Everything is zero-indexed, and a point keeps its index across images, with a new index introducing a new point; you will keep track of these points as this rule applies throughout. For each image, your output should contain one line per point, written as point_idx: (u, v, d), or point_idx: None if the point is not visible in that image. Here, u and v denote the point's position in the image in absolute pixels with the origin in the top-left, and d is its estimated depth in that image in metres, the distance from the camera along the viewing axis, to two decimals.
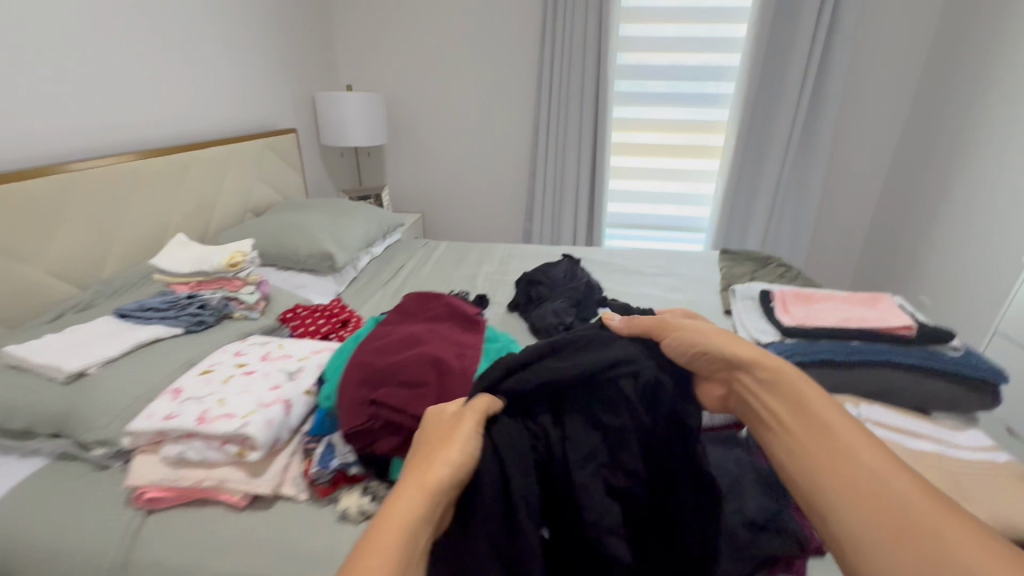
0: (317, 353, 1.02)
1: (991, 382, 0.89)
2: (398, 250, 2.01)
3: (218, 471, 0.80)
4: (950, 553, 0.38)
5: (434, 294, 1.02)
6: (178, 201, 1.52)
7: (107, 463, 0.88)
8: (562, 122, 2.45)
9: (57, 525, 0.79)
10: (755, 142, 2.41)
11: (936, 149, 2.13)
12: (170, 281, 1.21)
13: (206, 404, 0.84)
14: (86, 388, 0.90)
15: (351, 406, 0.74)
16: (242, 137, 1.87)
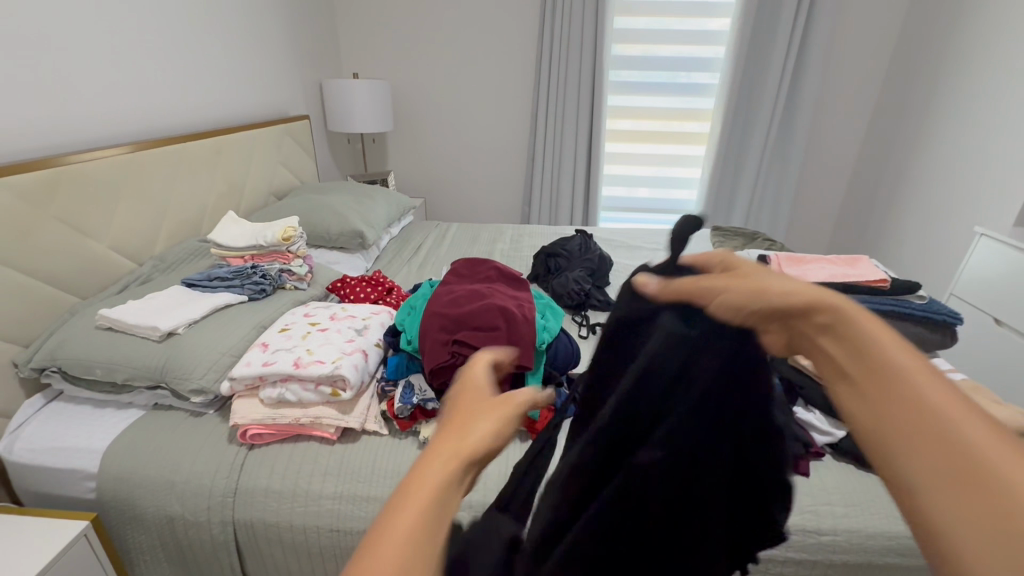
0: (376, 314, 1.15)
1: (951, 323, 1.09)
2: (413, 230, 2.12)
3: (313, 409, 0.93)
4: (964, 440, 0.25)
5: (480, 260, 1.16)
6: (214, 183, 1.61)
7: (202, 411, 1.00)
8: (561, 109, 2.58)
9: (170, 461, 0.90)
10: (740, 128, 2.59)
11: (902, 135, 2.35)
12: (225, 255, 1.32)
13: (295, 354, 0.96)
14: (179, 345, 1.00)
15: (435, 347, 0.88)
16: (262, 123, 1.95)
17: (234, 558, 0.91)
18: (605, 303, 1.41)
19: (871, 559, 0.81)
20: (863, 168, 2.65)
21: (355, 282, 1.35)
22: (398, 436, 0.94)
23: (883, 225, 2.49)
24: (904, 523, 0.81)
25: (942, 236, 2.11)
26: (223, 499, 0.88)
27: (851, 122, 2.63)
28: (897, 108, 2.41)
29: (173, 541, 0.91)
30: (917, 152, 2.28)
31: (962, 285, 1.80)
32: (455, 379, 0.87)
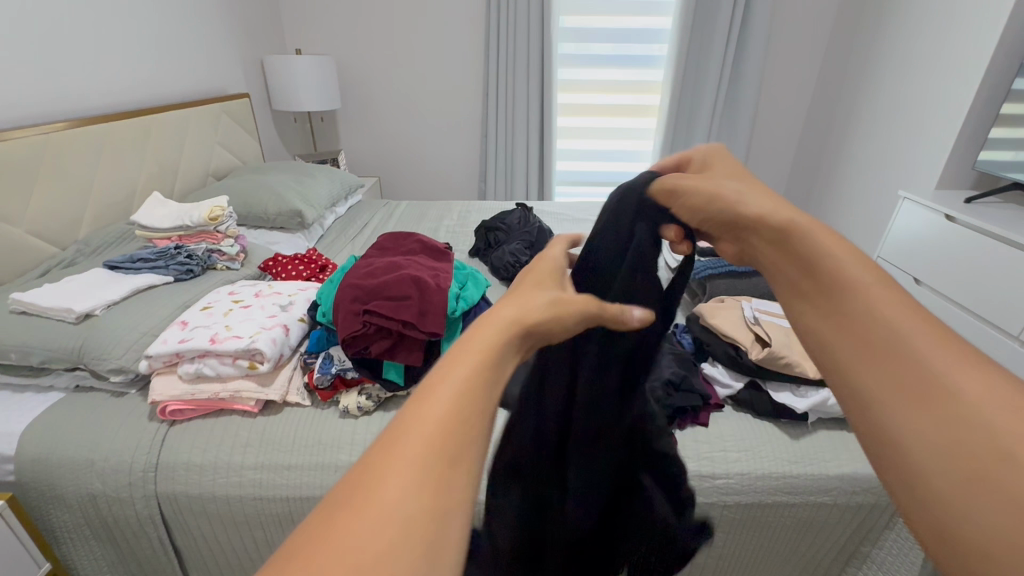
0: (303, 290, 1.16)
1: None
2: (361, 209, 2.12)
3: (232, 383, 0.95)
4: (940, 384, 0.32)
5: (406, 234, 1.20)
6: (143, 164, 1.57)
7: (125, 391, 1.00)
8: (512, 83, 2.57)
9: (90, 440, 0.91)
10: (688, 100, 2.63)
11: (843, 104, 2.42)
12: (152, 236, 1.31)
13: (213, 330, 0.98)
14: (97, 326, 0.99)
15: (346, 317, 0.91)
16: (197, 102, 1.89)
17: (161, 530, 0.93)
18: None
19: (759, 498, 0.88)
20: (807, 138, 2.72)
21: (288, 260, 1.36)
22: (321, 407, 0.97)
23: (825, 193, 2.57)
24: (788, 464, 0.88)
25: (875, 202, 2.19)
26: (143, 474, 0.89)
27: (796, 93, 2.68)
28: (838, 78, 2.47)
29: (97, 517, 0.92)
30: (855, 120, 2.35)
31: (888, 248, 1.89)
32: (366, 348, 0.91)
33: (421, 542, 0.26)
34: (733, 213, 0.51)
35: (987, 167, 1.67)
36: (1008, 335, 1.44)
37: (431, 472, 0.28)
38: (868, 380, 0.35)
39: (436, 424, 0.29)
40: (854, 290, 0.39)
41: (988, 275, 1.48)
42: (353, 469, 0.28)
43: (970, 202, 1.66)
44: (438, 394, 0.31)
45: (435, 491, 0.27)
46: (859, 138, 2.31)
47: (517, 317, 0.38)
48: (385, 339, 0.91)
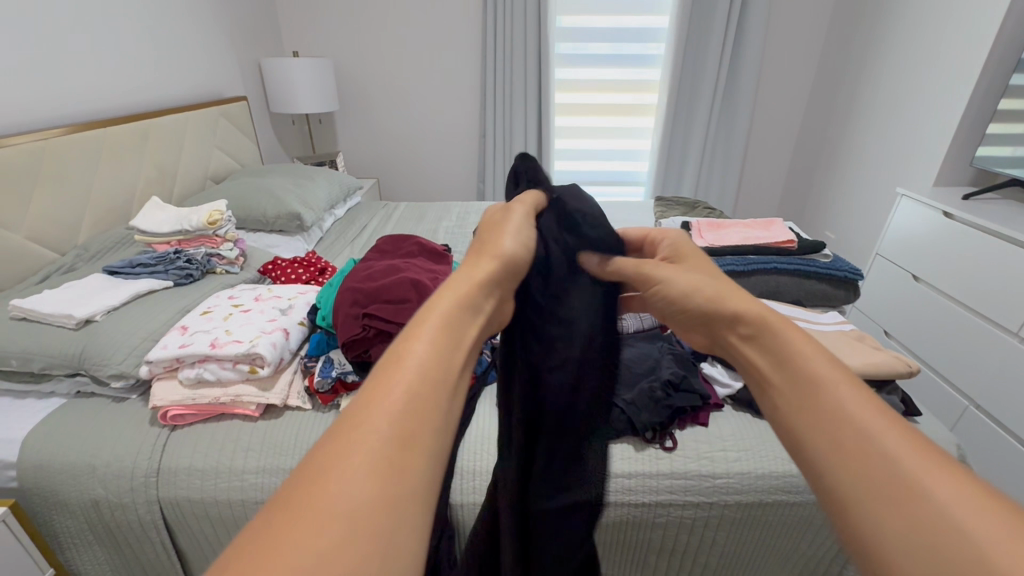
0: (302, 294, 1.16)
1: (852, 279, 1.17)
2: (360, 211, 2.12)
3: (233, 388, 0.95)
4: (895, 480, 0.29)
5: (405, 237, 1.21)
6: (141, 169, 1.57)
7: (126, 396, 1.00)
8: (509, 84, 2.57)
9: (91, 446, 0.91)
10: (685, 99, 2.63)
11: (841, 102, 2.42)
12: (151, 241, 1.31)
13: (213, 335, 0.98)
14: (96, 332, 1.00)
15: (346, 320, 0.91)
16: (195, 105, 1.89)
17: (163, 535, 0.93)
18: None
19: (760, 498, 0.88)
20: (805, 136, 2.73)
21: (287, 264, 1.36)
22: (321, 410, 0.97)
23: (824, 190, 2.58)
24: (787, 463, 0.88)
25: (873, 199, 2.19)
26: (144, 479, 0.89)
27: (793, 90, 2.68)
28: (836, 75, 2.47)
29: (100, 523, 0.92)
30: (853, 117, 2.35)
31: (886, 245, 1.89)
32: (366, 352, 0.91)
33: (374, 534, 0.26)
34: (665, 303, 0.49)
35: (985, 163, 1.67)
36: (1005, 331, 1.45)
37: (392, 458, 0.28)
38: (837, 485, 0.30)
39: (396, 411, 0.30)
40: (809, 372, 0.36)
41: (986, 271, 1.48)
42: (309, 459, 0.28)
43: (968, 199, 1.66)
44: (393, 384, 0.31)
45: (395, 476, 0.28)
46: (857, 136, 2.31)
47: (468, 294, 0.39)
48: (386, 342, 0.91)
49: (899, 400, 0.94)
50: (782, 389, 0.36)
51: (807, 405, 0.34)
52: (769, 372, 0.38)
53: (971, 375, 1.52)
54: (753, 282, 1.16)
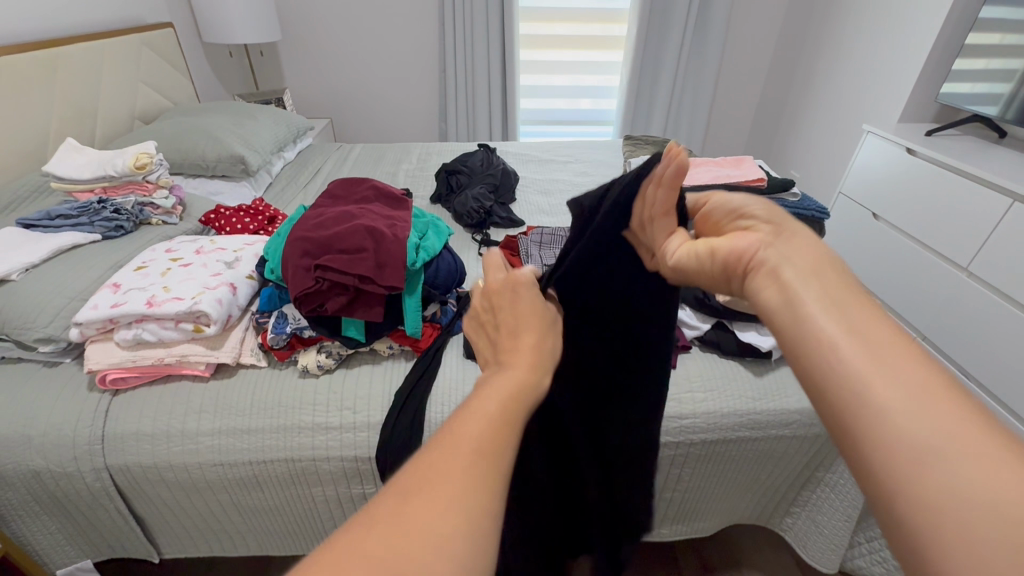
0: (249, 245, 1.07)
1: (818, 218, 1.17)
2: (312, 154, 1.97)
3: (177, 349, 0.88)
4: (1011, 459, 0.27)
5: (358, 180, 1.11)
6: (53, 106, 1.39)
7: (58, 359, 0.92)
8: (469, 13, 2.35)
9: (23, 415, 0.84)
10: (656, 31, 2.50)
11: (813, 33, 2.35)
12: (71, 189, 1.17)
13: (150, 292, 0.89)
14: (16, 293, 0.90)
15: (297, 273, 0.84)
16: (110, 31, 1.66)
17: (117, 501, 0.89)
18: (506, 221, 1.41)
19: (725, 434, 0.90)
20: (774, 73, 2.65)
21: (231, 212, 1.25)
22: (279, 367, 0.92)
23: (789, 130, 2.57)
24: (752, 401, 0.90)
25: (836, 138, 2.20)
26: (89, 447, 0.84)
27: (765, 24, 2.57)
28: (810, 5, 2.37)
29: (46, 494, 0.87)
30: (823, 53, 2.29)
31: (849, 184, 1.91)
32: (321, 304, 0.85)
33: (460, 553, 0.28)
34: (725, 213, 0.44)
35: (947, 99, 1.67)
36: (955, 265, 1.51)
37: (453, 541, 0.28)
38: (925, 423, 0.28)
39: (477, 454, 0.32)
40: (888, 340, 0.32)
41: (944, 207, 1.52)
42: (400, 485, 0.30)
43: (931, 134, 1.68)
44: (441, 473, 0.30)
45: (474, 523, 0.29)
46: (826, 72, 2.27)
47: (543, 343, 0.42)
48: (341, 295, 0.85)
49: None
50: (858, 321, 0.33)
51: (894, 352, 0.31)
52: (838, 300, 0.34)
53: (918, 309, 1.61)
54: None
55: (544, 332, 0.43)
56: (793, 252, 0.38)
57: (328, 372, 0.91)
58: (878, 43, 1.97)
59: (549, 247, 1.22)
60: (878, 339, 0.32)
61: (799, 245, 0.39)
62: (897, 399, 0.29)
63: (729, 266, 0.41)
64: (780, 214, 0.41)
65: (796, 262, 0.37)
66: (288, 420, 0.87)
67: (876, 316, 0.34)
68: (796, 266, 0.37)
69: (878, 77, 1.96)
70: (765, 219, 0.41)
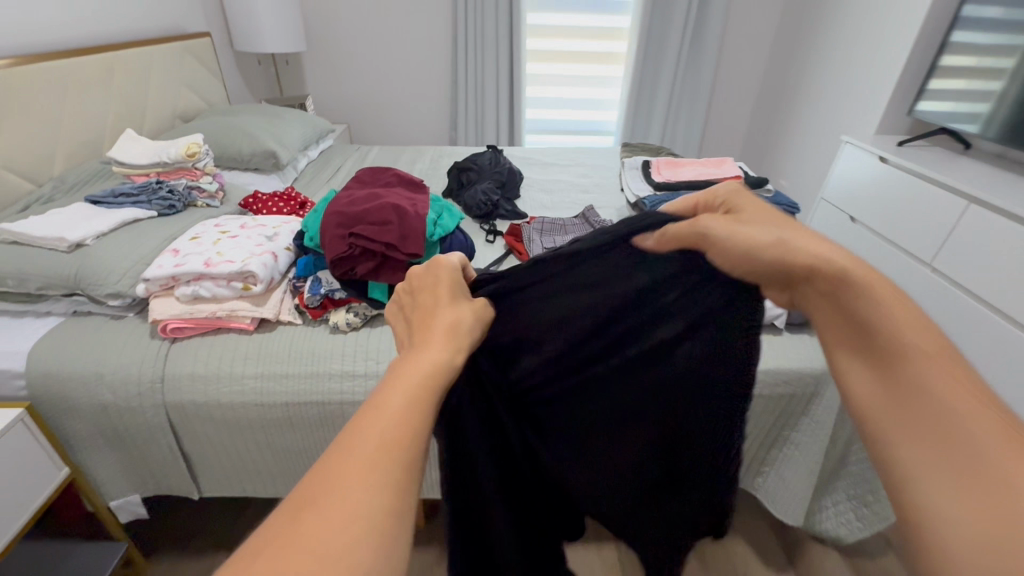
0: (287, 223, 1.22)
1: (789, 212, 1.32)
2: (334, 154, 2.14)
3: (228, 304, 1.03)
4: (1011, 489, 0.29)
5: (382, 168, 1.26)
6: (110, 103, 1.56)
7: (123, 314, 1.07)
8: (481, 29, 2.54)
9: (96, 357, 0.99)
10: (654, 49, 2.68)
11: (800, 53, 2.53)
12: (129, 172, 1.33)
13: (206, 256, 1.04)
14: (90, 255, 1.05)
15: (333, 240, 0.99)
16: (157, 39, 1.84)
17: (169, 437, 1.03)
18: (511, 213, 1.56)
19: None
20: (766, 88, 2.82)
21: (267, 198, 1.41)
22: (312, 325, 1.07)
23: (778, 143, 2.73)
24: None
25: (821, 150, 2.35)
26: (150, 385, 0.98)
27: (756, 43, 2.75)
28: (797, 27, 2.55)
29: (110, 427, 1.01)
30: (809, 70, 2.45)
31: (829, 191, 2.07)
32: (352, 268, 1.00)
33: (369, 540, 0.31)
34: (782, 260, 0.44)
35: (926, 116, 1.82)
36: (920, 262, 1.65)
37: (358, 535, 0.30)
38: (910, 456, 0.33)
39: (354, 481, 0.32)
40: (922, 388, 0.34)
41: (912, 209, 1.66)
42: (293, 496, 0.32)
43: (902, 145, 1.83)
44: (339, 477, 0.32)
45: (377, 513, 0.32)
46: (811, 89, 2.43)
47: (448, 339, 0.44)
48: (369, 260, 1.00)
49: None
50: (887, 373, 0.36)
51: (913, 401, 0.34)
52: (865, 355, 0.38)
53: None
54: None
55: (448, 320, 0.47)
56: (854, 301, 0.39)
57: (355, 329, 1.05)
58: (857, 62, 2.14)
59: (549, 234, 1.36)
60: (903, 397, 0.35)
61: (858, 289, 0.39)
62: (914, 460, 0.33)
63: (825, 330, 0.42)
64: (860, 271, 0.40)
65: (854, 304, 0.39)
66: (320, 369, 1.01)
67: (931, 361, 0.35)
68: (854, 307, 0.39)
69: (857, 93, 2.12)
70: (839, 266, 0.40)
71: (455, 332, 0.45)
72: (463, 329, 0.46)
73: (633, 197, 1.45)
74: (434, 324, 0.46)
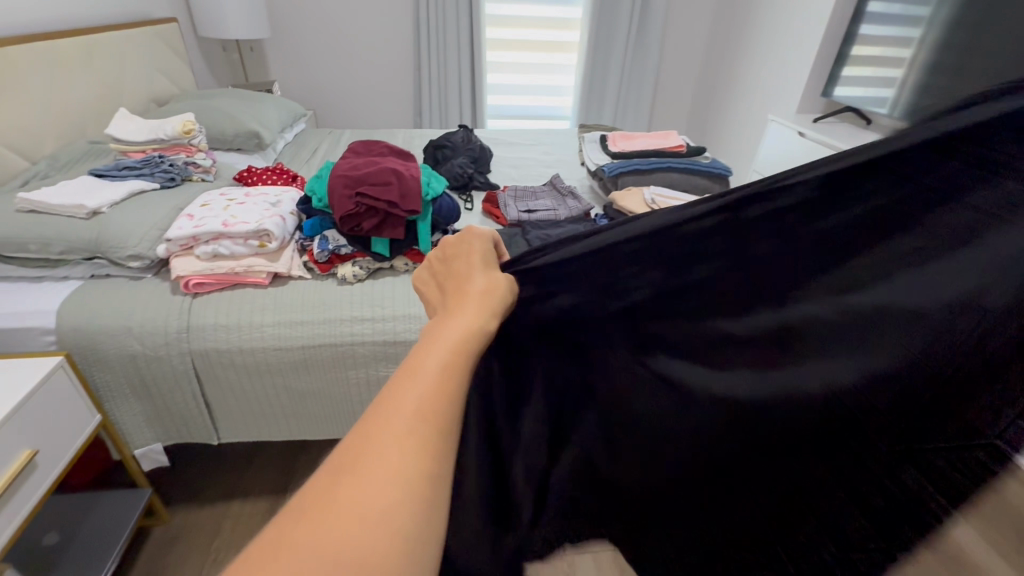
0: (286, 192, 1.34)
1: (724, 175, 1.56)
2: (308, 137, 2.23)
3: (245, 261, 1.15)
4: None
5: (373, 140, 1.40)
6: (91, 86, 1.60)
7: (141, 275, 1.16)
8: (443, 18, 2.67)
9: (123, 312, 1.08)
10: (604, 38, 2.90)
11: (732, 42, 2.81)
12: (125, 149, 1.40)
13: (221, 218, 1.16)
14: (108, 221, 1.14)
15: (341, 199, 1.14)
16: (129, 24, 1.88)
17: (194, 383, 1.14)
18: (486, 184, 1.72)
19: None
20: (705, 75, 3.10)
21: (260, 172, 1.51)
22: (321, 278, 1.20)
23: (716, 124, 3.02)
24: None
25: (752, 129, 2.65)
26: (177, 335, 1.08)
27: (695, 34, 3.02)
28: (729, 19, 2.84)
29: (137, 377, 1.11)
30: (741, 58, 2.74)
31: (760, 164, 2.35)
32: (358, 223, 1.15)
33: (418, 498, 0.32)
34: None
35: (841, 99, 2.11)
36: None
37: (405, 490, 0.32)
38: None
39: (398, 443, 0.34)
40: None
41: None
42: (341, 451, 0.34)
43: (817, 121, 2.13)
44: (381, 436, 0.34)
45: (422, 473, 0.33)
46: (743, 75, 2.72)
47: (477, 308, 0.44)
48: (374, 217, 1.15)
49: None
50: None
51: None
52: None
53: None
54: (652, 177, 1.51)
55: (476, 286, 0.48)
56: None
57: (361, 280, 1.19)
58: (780, 51, 2.43)
59: (522, 199, 1.54)
60: None
61: None
62: None
63: None
64: None
65: None
66: (333, 314, 1.14)
67: None
68: None
69: (781, 78, 2.41)
70: None
71: (487, 296, 0.46)
72: (490, 294, 0.47)
73: (593, 166, 1.65)
74: (466, 292, 0.47)
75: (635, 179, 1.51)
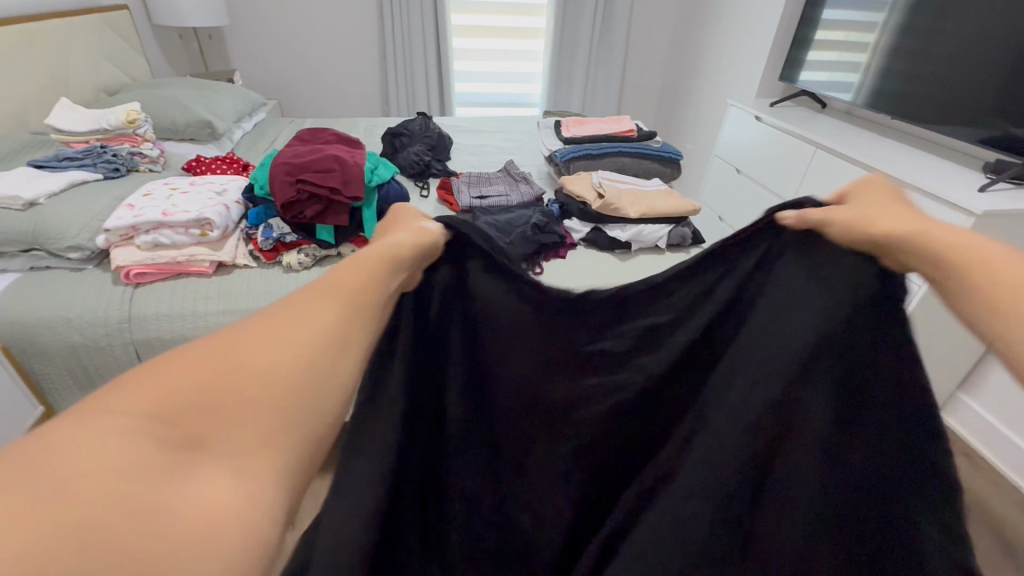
0: (233, 181, 1.33)
1: (675, 159, 1.58)
2: (267, 126, 2.20)
3: (187, 250, 1.14)
4: None
5: (321, 128, 1.40)
6: (34, 76, 1.57)
7: (82, 266, 1.16)
8: (406, 4, 2.64)
9: (62, 303, 1.08)
10: (570, 24, 2.89)
11: (697, 28, 2.83)
12: (68, 140, 1.38)
13: (161, 208, 1.15)
14: (46, 212, 1.13)
15: (282, 186, 1.14)
16: (75, 11, 1.84)
17: None
18: (442, 171, 1.73)
19: None
20: (671, 60, 3.12)
21: (210, 161, 1.50)
22: (267, 267, 1.20)
23: (682, 110, 3.05)
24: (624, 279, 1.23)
25: (715, 114, 2.68)
26: (118, 326, 1.08)
27: (661, 19, 3.03)
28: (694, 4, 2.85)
29: (80, 368, 1.11)
30: (704, 44, 2.76)
31: (721, 149, 2.39)
32: (301, 210, 1.15)
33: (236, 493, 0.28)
34: None
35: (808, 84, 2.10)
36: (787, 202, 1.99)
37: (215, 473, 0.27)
38: None
39: (262, 415, 0.30)
40: None
41: (780, 158, 1.99)
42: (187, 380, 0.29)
43: (773, 106, 2.16)
44: (244, 397, 0.30)
45: (254, 466, 0.29)
46: (706, 60, 2.75)
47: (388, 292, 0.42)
48: (316, 203, 1.15)
49: (689, 232, 1.35)
50: None
51: None
52: None
53: None
54: (603, 161, 1.53)
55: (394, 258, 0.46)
56: None
57: (307, 268, 1.19)
58: (740, 36, 2.45)
59: (475, 185, 1.55)
60: None
61: None
62: None
63: None
64: None
65: None
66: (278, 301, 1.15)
67: None
68: None
69: (741, 63, 2.44)
70: None
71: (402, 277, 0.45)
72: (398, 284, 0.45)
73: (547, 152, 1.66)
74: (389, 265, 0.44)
75: (586, 164, 1.53)
